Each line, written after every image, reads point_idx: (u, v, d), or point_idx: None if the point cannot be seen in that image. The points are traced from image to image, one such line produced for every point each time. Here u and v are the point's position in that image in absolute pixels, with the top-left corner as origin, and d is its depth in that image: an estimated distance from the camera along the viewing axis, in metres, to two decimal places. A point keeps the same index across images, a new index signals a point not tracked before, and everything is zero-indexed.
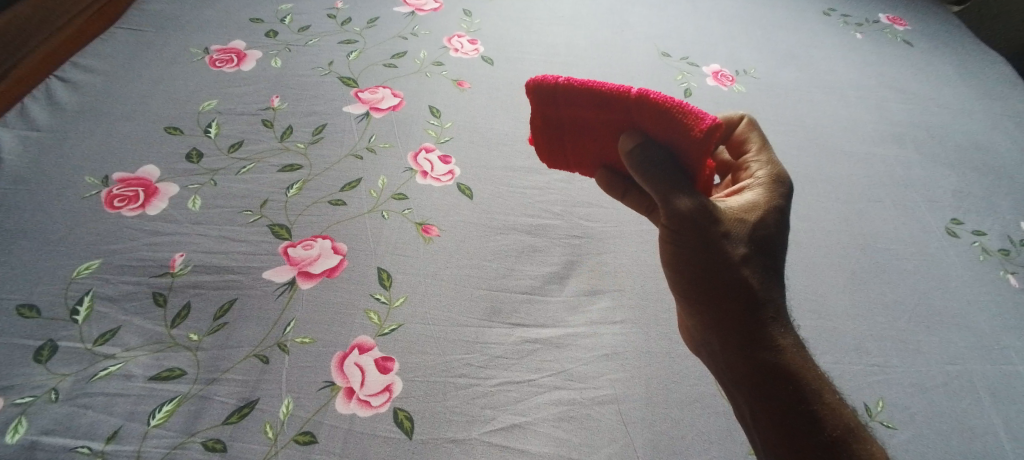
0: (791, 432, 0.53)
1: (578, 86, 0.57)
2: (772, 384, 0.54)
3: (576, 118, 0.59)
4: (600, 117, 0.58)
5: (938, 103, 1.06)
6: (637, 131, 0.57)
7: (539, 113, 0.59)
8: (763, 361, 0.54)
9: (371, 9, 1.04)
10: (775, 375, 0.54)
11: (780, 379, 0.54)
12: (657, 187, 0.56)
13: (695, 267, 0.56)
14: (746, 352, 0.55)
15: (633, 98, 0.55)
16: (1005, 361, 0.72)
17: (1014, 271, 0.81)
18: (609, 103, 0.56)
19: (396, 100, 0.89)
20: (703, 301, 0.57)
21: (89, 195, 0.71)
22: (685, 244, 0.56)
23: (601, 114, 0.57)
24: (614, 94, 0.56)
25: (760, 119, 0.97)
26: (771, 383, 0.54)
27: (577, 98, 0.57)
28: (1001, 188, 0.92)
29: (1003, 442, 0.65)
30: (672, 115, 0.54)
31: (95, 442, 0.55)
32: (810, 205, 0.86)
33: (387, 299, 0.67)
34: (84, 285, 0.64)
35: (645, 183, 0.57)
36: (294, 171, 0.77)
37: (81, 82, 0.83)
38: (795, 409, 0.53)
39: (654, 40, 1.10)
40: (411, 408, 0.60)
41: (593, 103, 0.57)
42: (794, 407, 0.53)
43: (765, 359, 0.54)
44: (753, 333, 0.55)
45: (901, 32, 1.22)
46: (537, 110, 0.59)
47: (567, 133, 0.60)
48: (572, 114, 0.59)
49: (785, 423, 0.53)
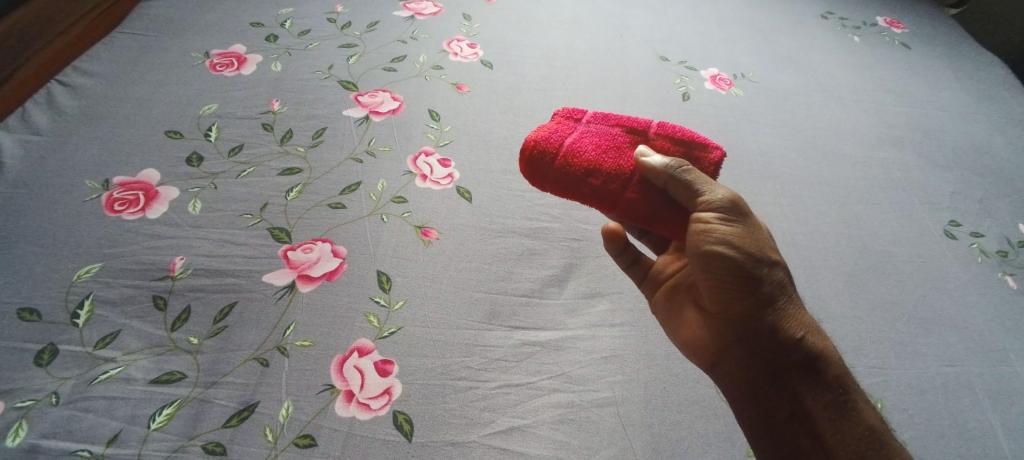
0: (833, 425, 0.55)
1: (605, 114, 0.63)
2: (814, 377, 0.56)
3: (590, 129, 0.61)
4: (622, 134, 0.61)
5: (935, 105, 1.07)
6: (656, 148, 0.60)
7: (557, 121, 0.62)
8: (801, 359, 0.56)
9: (371, 14, 1.05)
10: (809, 371, 0.56)
11: (818, 373, 0.56)
12: (686, 180, 0.56)
13: (743, 259, 0.56)
14: (782, 353, 0.57)
15: (655, 123, 0.62)
16: (1003, 363, 0.72)
17: (1012, 273, 0.81)
18: (632, 126, 0.62)
19: (395, 103, 0.89)
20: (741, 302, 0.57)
21: (90, 198, 0.71)
22: (731, 238, 0.56)
23: (622, 133, 0.62)
24: (639, 120, 0.63)
25: (758, 123, 0.98)
26: (803, 383, 0.56)
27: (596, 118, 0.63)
28: (999, 190, 0.92)
29: (1000, 444, 0.65)
30: (689, 139, 0.61)
31: (95, 445, 0.55)
32: (808, 208, 0.86)
33: (386, 302, 0.67)
34: (85, 288, 0.64)
35: (669, 177, 0.56)
36: (294, 175, 0.78)
37: (83, 86, 0.83)
38: (829, 412, 0.55)
39: (652, 44, 1.10)
40: (410, 411, 0.60)
41: (612, 123, 0.62)
42: (828, 409, 0.55)
43: (799, 356, 0.56)
44: (790, 332, 0.57)
45: (899, 35, 1.22)
46: (557, 121, 0.63)
47: (575, 135, 0.60)
48: (587, 126, 0.62)
49: (829, 414, 0.55)
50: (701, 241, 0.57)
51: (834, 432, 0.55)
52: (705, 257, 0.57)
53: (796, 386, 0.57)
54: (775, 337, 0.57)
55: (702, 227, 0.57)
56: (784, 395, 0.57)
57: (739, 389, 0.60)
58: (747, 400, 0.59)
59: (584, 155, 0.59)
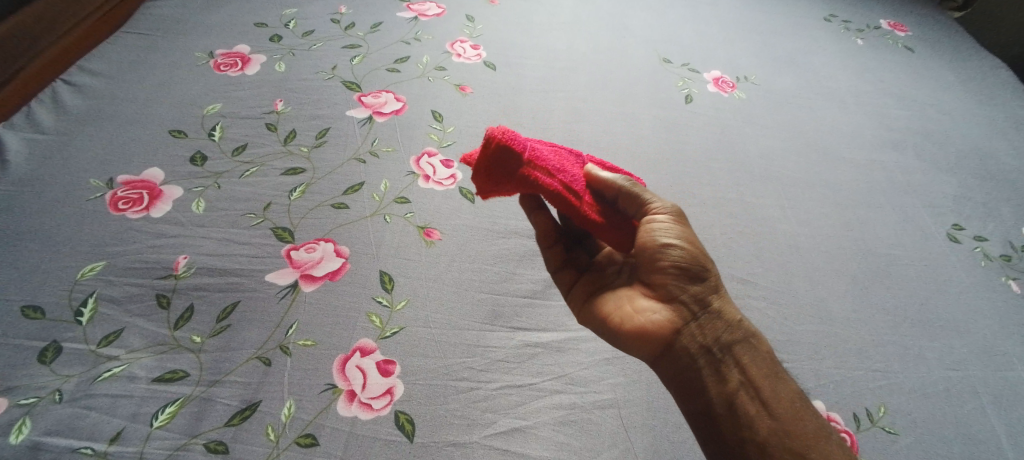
0: (771, 395, 0.57)
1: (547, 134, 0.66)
2: (753, 354, 0.58)
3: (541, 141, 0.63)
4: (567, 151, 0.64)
5: (938, 109, 1.07)
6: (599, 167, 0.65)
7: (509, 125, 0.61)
8: (741, 339, 0.59)
9: (375, 15, 1.05)
10: (748, 351, 0.58)
11: (755, 351, 0.59)
12: (635, 190, 0.59)
13: (692, 254, 0.58)
14: (723, 335, 0.58)
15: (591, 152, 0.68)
16: (1006, 367, 0.72)
17: (1014, 276, 0.81)
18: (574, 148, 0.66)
19: (399, 104, 0.89)
20: (684, 293, 0.58)
21: (94, 197, 0.72)
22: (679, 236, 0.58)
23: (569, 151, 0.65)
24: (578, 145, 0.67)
25: (759, 126, 0.98)
26: (746, 361, 0.58)
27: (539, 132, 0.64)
28: (1002, 194, 0.92)
29: (1003, 448, 0.65)
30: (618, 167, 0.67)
31: (98, 443, 0.55)
32: (810, 211, 0.86)
33: (388, 302, 0.67)
34: (88, 286, 0.64)
35: (624, 189, 0.59)
36: (297, 175, 0.78)
37: (88, 85, 0.83)
38: (770, 384, 0.58)
39: (655, 46, 1.10)
40: (412, 411, 0.60)
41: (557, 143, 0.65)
42: (768, 381, 0.58)
43: (740, 338, 0.58)
44: (728, 315, 0.59)
45: (902, 38, 1.22)
46: None
47: (533, 141, 0.61)
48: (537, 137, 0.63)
49: (769, 385, 0.58)
50: (654, 237, 0.58)
51: (778, 403, 0.57)
52: (654, 252, 0.58)
53: (740, 366, 0.58)
54: (716, 322, 0.58)
55: (654, 226, 0.58)
56: (732, 377, 0.57)
57: (684, 380, 0.58)
58: (695, 387, 0.58)
59: (546, 162, 0.59)
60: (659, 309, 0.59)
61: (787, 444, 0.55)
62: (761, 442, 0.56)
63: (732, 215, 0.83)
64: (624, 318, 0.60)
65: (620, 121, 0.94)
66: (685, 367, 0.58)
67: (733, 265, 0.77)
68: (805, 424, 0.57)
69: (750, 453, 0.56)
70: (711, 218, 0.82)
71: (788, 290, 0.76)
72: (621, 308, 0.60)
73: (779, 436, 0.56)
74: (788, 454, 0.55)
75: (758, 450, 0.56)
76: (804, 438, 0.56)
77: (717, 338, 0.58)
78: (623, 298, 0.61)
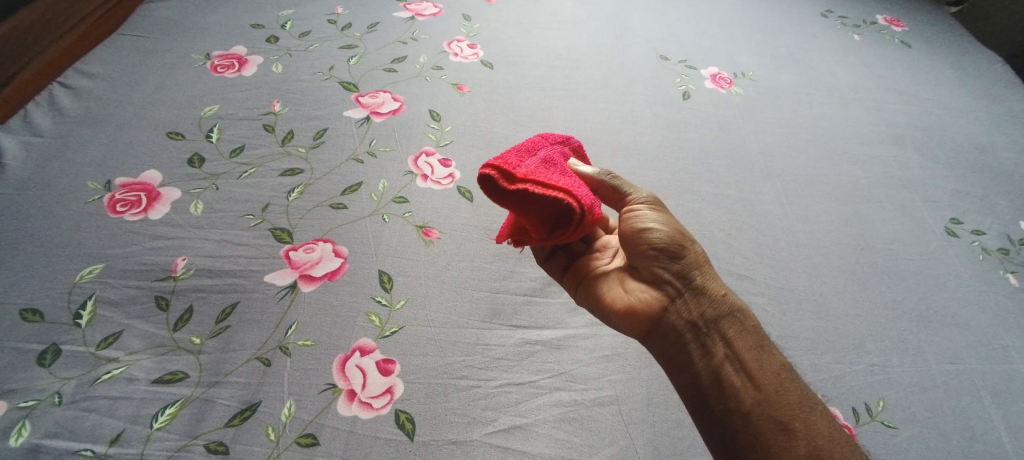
0: (756, 366, 0.58)
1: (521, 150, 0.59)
2: (738, 327, 0.59)
3: (537, 166, 0.57)
4: (549, 158, 0.60)
5: (936, 104, 1.07)
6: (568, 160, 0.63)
7: (536, 180, 0.54)
8: (725, 313, 0.59)
9: (372, 15, 1.05)
10: (734, 324, 0.59)
11: (739, 323, 0.59)
12: (616, 183, 0.62)
13: (672, 238, 0.60)
14: (708, 311, 0.59)
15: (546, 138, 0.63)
16: (1005, 361, 0.72)
17: (1013, 270, 0.81)
18: (542, 146, 0.61)
19: (396, 104, 0.89)
20: (667, 272, 0.60)
21: (92, 199, 0.72)
22: (659, 223, 0.61)
23: (549, 157, 0.60)
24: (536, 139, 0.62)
25: (757, 122, 0.98)
26: (731, 335, 0.58)
27: (515, 158, 0.57)
28: (1000, 188, 0.92)
29: (1002, 441, 0.65)
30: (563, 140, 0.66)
31: (98, 445, 0.55)
32: (808, 206, 0.86)
33: (387, 301, 0.67)
34: (86, 289, 0.64)
35: (604, 185, 0.61)
36: (295, 176, 0.78)
37: (85, 88, 0.84)
38: (755, 357, 0.58)
39: (652, 44, 1.10)
40: (412, 410, 0.60)
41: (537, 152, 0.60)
42: (753, 353, 0.58)
43: (725, 313, 0.59)
44: (712, 291, 0.60)
45: (899, 33, 1.22)
46: (526, 178, 0.54)
47: (560, 180, 0.56)
48: (531, 166, 0.57)
49: (753, 357, 0.58)
50: (635, 225, 0.61)
51: (762, 375, 0.57)
52: (637, 236, 0.61)
53: (725, 340, 0.58)
54: (700, 299, 0.59)
55: (634, 215, 0.61)
56: (717, 350, 0.58)
57: (672, 356, 0.59)
58: (684, 363, 0.59)
59: (580, 184, 0.58)
60: (647, 290, 0.61)
61: (771, 413, 0.56)
62: (745, 412, 0.56)
63: (730, 212, 0.83)
64: (615, 299, 0.62)
65: (618, 119, 0.94)
66: (673, 343, 0.60)
67: (732, 261, 0.77)
68: (788, 393, 0.57)
69: (735, 423, 0.56)
70: (709, 214, 0.82)
71: (787, 286, 0.76)
72: (613, 290, 0.63)
73: (763, 405, 0.56)
74: (772, 423, 0.56)
75: (743, 420, 0.56)
76: (788, 408, 0.56)
77: (702, 313, 0.59)
78: (615, 282, 0.64)
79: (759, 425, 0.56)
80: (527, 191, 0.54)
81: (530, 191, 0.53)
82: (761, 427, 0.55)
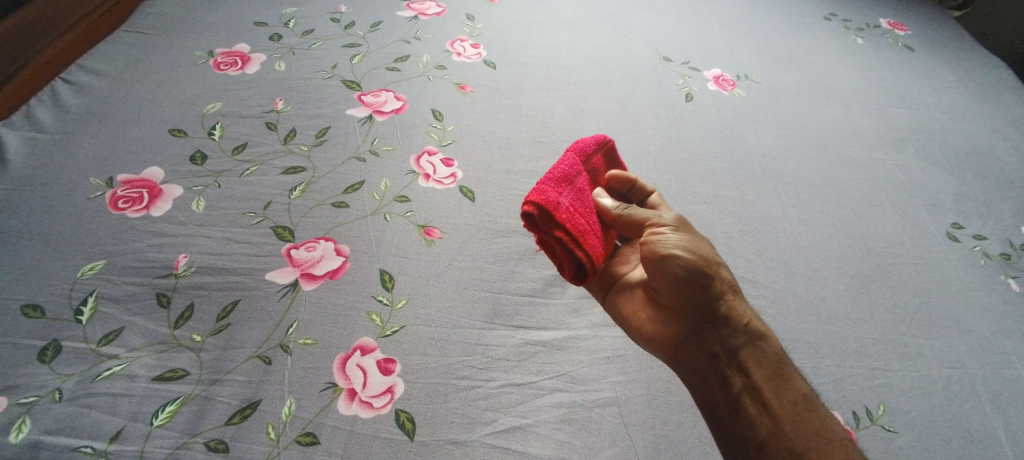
0: (774, 396, 0.62)
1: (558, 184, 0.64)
2: (757, 355, 0.64)
3: (570, 204, 0.64)
4: (579, 191, 0.66)
5: (938, 108, 1.07)
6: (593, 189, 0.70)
7: (570, 228, 0.61)
8: (746, 342, 0.64)
9: (375, 14, 1.05)
10: (753, 352, 0.64)
11: (759, 351, 0.64)
12: (632, 214, 0.67)
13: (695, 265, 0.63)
14: (728, 340, 0.64)
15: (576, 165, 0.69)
16: (1006, 366, 0.72)
17: (1014, 276, 0.81)
18: (573, 177, 0.66)
19: (398, 103, 0.89)
20: (690, 302, 0.64)
21: (94, 196, 0.72)
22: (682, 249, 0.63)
23: (579, 191, 0.66)
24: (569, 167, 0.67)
25: (759, 124, 0.98)
26: (749, 365, 0.63)
27: (553, 194, 0.63)
28: (1001, 193, 0.92)
29: (1002, 446, 0.65)
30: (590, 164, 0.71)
31: (98, 442, 0.55)
32: (810, 209, 0.86)
33: (388, 300, 0.67)
34: (87, 285, 0.64)
35: (620, 217, 0.67)
36: (297, 174, 0.78)
37: (89, 84, 0.83)
38: (772, 385, 0.62)
39: (655, 45, 1.10)
40: (412, 409, 0.60)
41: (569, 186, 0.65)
42: (771, 383, 0.62)
43: (745, 341, 0.64)
44: (734, 320, 0.64)
45: (902, 37, 1.22)
46: (563, 221, 0.61)
47: (586, 227, 0.63)
48: (565, 205, 0.63)
49: (771, 386, 0.62)
50: (658, 247, 0.63)
51: (778, 403, 0.61)
52: (660, 261, 0.63)
53: (743, 370, 0.63)
54: (721, 330, 0.64)
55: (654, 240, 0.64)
56: (734, 379, 0.63)
57: (693, 382, 0.64)
58: (704, 390, 0.64)
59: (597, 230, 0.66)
60: (668, 319, 0.66)
61: (785, 442, 0.60)
62: (760, 439, 0.61)
63: (732, 214, 0.83)
64: (639, 325, 0.67)
65: (620, 120, 0.94)
66: (694, 370, 0.65)
67: (733, 264, 0.77)
68: (805, 423, 0.60)
69: (751, 450, 0.61)
70: (711, 217, 0.82)
71: (788, 289, 0.76)
72: (638, 313, 0.68)
73: (777, 434, 0.60)
74: (786, 451, 0.60)
75: (758, 447, 0.61)
76: (803, 437, 0.60)
77: (722, 342, 0.64)
78: (638, 304, 0.68)
79: (773, 452, 0.60)
80: (561, 238, 0.61)
81: (565, 239, 0.60)
82: (775, 454, 0.60)
